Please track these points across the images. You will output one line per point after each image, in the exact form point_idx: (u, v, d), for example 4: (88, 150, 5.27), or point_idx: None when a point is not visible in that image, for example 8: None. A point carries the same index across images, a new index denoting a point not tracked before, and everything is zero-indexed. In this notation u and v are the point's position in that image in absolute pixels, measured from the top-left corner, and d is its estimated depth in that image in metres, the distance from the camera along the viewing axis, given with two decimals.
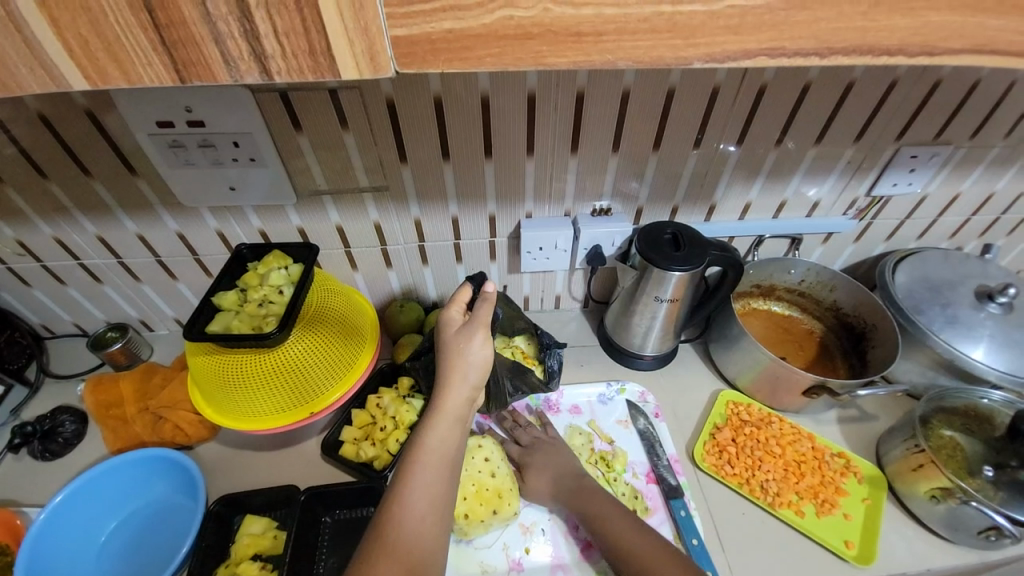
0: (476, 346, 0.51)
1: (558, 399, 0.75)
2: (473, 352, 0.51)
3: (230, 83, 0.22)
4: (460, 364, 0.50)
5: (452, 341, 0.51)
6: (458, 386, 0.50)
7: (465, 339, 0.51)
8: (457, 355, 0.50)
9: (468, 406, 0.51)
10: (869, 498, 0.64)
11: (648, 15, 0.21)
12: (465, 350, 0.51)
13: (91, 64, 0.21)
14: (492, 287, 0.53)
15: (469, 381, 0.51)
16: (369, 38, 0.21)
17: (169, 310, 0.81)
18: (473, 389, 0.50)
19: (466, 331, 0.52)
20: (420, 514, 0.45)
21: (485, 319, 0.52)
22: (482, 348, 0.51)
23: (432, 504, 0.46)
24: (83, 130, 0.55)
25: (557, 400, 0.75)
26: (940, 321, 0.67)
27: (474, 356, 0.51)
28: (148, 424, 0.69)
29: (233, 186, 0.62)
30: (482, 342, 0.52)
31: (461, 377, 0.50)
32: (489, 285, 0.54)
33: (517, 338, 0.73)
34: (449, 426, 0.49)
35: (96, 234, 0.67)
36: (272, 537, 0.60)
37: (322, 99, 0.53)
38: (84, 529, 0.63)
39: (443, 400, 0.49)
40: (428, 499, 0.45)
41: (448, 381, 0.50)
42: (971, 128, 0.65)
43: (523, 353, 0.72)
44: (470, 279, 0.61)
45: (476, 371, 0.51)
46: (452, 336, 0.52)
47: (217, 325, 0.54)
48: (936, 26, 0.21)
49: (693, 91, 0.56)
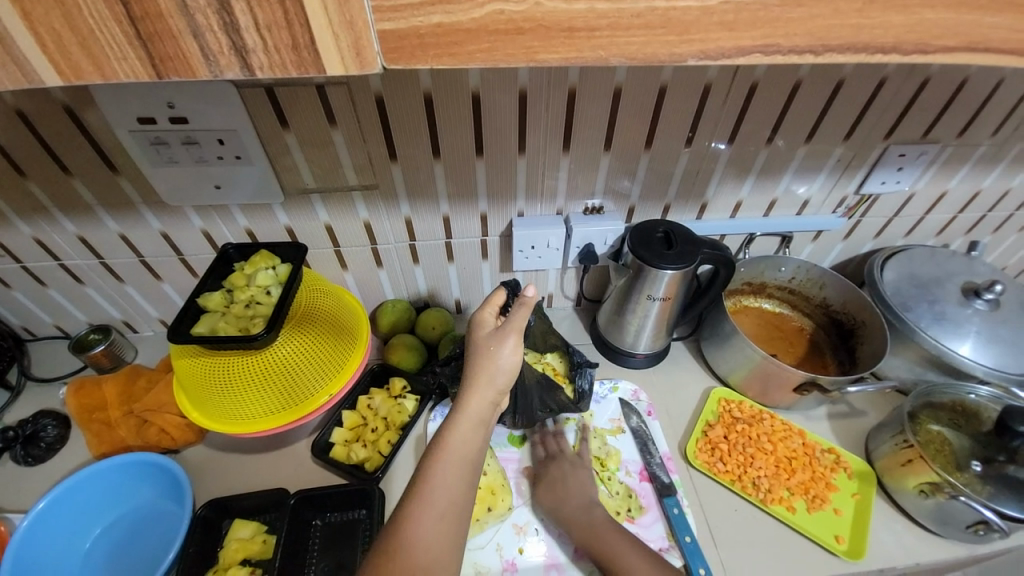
0: (508, 350, 0.52)
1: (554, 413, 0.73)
2: (504, 356, 0.52)
3: (209, 79, 0.21)
4: (488, 369, 0.51)
5: (485, 341, 0.53)
6: (485, 386, 0.51)
7: (496, 342, 0.52)
8: (488, 358, 0.52)
9: (491, 408, 0.51)
10: (858, 493, 0.65)
11: (641, 10, 0.20)
12: (495, 354, 0.52)
13: (64, 60, 0.20)
14: (534, 291, 0.54)
15: (495, 384, 0.51)
16: (354, 33, 0.20)
17: (154, 311, 0.79)
18: (497, 392, 0.51)
19: (499, 334, 0.53)
20: (440, 511, 0.45)
21: (518, 325, 0.53)
22: (512, 354, 0.52)
23: (451, 502, 0.45)
24: (62, 127, 0.53)
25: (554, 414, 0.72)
26: (928, 318, 0.68)
27: (504, 360, 0.52)
28: (132, 428, 0.68)
29: (219, 185, 0.60)
30: (513, 346, 0.52)
31: (487, 381, 0.51)
32: (528, 288, 0.54)
33: (548, 354, 0.74)
34: (473, 427, 0.49)
35: (77, 234, 0.65)
36: (261, 542, 0.59)
37: (309, 96, 0.52)
38: (67, 537, 0.61)
39: (467, 401, 0.50)
40: (449, 496, 0.45)
41: (473, 383, 0.51)
42: (959, 126, 0.66)
43: (554, 371, 0.72)
44: (505, 284, 0.62)
45: (504, 375, 0.51)
46: (484, 338, 0.53)
47: (202, 327, 0.53)
48: (931, 23, 0.21)
49: (685, 89, 0.56)
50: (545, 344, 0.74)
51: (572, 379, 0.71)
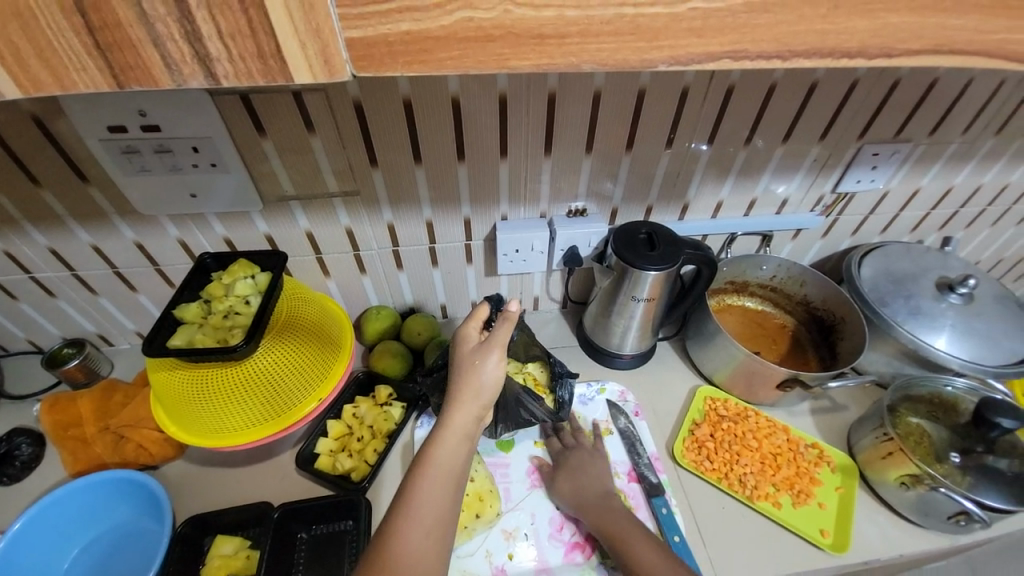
0: (491, 366, 0.51)
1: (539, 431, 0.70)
2: (486, 372, 0.51)
3: (173, 88, 0.21)
4: (472, 385, 0.50)
5: (468, 356, 0.52)
6: (469, 402, 0.50)
7: (480, 357, 0.51)
8: (472, 374, 0.51)
9: (476, 423, 0.51)
10: (841, 487, 0.66)
11: (611, 17, 0.20)
12: (478, 369, 0.51)
13: (19, 73, 0.19)
14: (517, 306, 0.52)
15: (480, 399, 0.51)
16: (321, 41, 0.20)
17: (130, 323, 0.77)
18: (482, 406, 0.50)
19: (481, 350, 0.52)
20: (425, 528, 0.45)
21: (502, 340, 0.52)
22: (496, 368, 0.51)
23: (437, 516, 0.46)
24: (29, 137, 0.52)
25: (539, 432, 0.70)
26: (904, 313, 0.69)
27: (488, 375, 0.51)
28: (109, 445, 0.66)
29: (195, 193, 0.59)
30: (497, 361, 0.51)
31: (472, 395, 0.50)
32: (512, 303, 0.53)
33: (530, 364, 0.73)
34: (458, 442, 0.49)
35: (48, 246, 0.63)
36: (244, 557, 0.58)
37: (286, 102, 0.51)
38: (42, 560, 0.59)
39: (452, 416, 0.49)
40: (434, 513, 0.45)
41: (459, 398, 0.50)
42: (930, 125, 0.67)
43: (534, 381, 0.71)
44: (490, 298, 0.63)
45: (488, 390, 0.51)
46: (467, 353, 0.52)
47: (179, 339, 0.51)
48: (895, 28, 0.21)
49: (664, 91, 0.56)
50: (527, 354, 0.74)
51: (553, 389, 0.70)
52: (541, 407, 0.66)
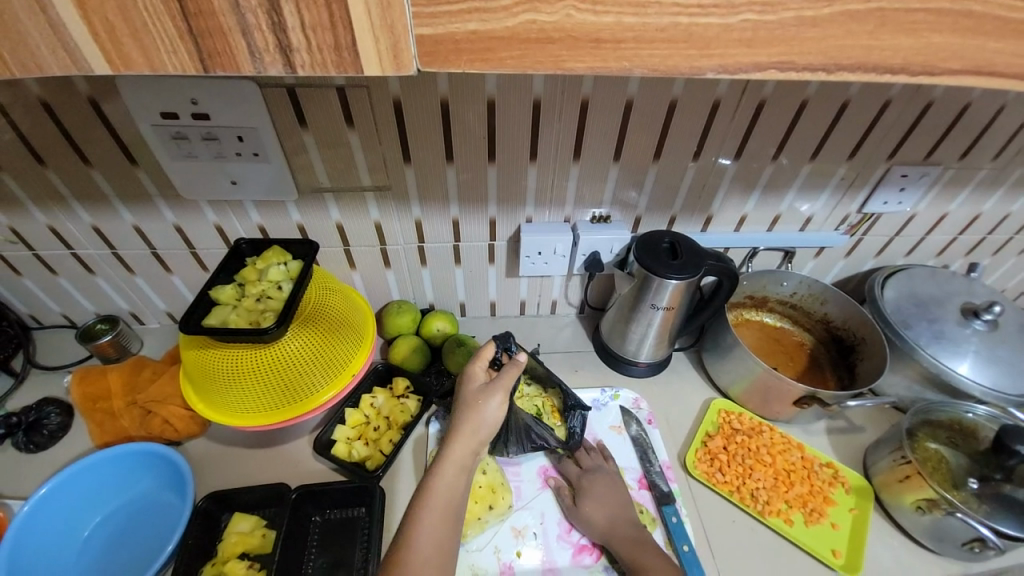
0: (493, 406, 0.54)
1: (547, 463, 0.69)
2: (489, 411, 0.54)
3: (252, 75, 0.22)
4: (474, 419, 0.53)
5: (472, 396, 0.55)
6: (468, 437, 0.53)
7: (484, 397, 0.55)
8: (473, 412, 0.54)
9: (474, 457, 0.53)
10: (855, 508, 0.65)
11: (666, 25, 0.21)
12: (481, 408, 0.54)
13: (116, 51, 0.21)
14: (526, 355, 0.59)
15: (479, 434, 0.53)
16: (394, 36, 0.21)
17: (161, 304, 0.80)
18: (480, 442, 0.53)
19: (487, 391, 0.55)
20: (424, 560, 0.46)
21: (506, 383, 0.56)
22: (497, 410, 0.54)
23: (437, 545, 0.48)
24: (86, 118, 0.55)
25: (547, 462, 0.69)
26: (927, 336, 0.69)
27: (490, 414, 0.54)
28: (135, 418, 0.68)
29: (235, 180, 0.62)
30: (498, 403, 0.55)
31: (472, 430, 0.53)
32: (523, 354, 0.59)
33: (550, 391, 0.72)
34: (456, 474, 0.52)
35: (91, 224, 0.66)
36: (260, 536, 0.60)
37: (328, 96, 0.54)
38: (67, 523, 0.61)
39: (451, 448, 0.52)
40: (433, 542, 0.47)
41: (460, 431, 0.53)
42: (960, 149, 0.67)
43: (547, 407, 0.71)
44: (498, 337, 0.63)
45: (488, 427, 0.54)
46: (473, 391, 0.56)
47: (214, 319, 0.53)
48: (937, 47, 0.22)
49: (694, 104, 0.57)
50: (546, 377, 0.72)
51: (564, 419, 0.69)
52: (552, 433, 0.65)
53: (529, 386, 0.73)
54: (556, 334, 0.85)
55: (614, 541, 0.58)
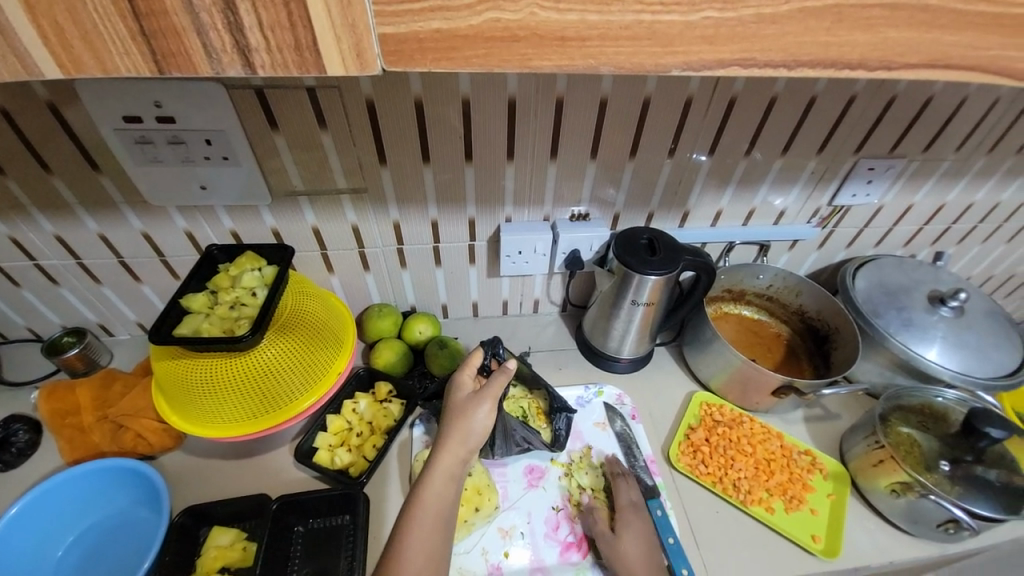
0: (481, 415, 0.55)
1: (541, 466, 0.68)
2: (477, 419, 0.55)
3: (211, 76, 0.22)
4: (463, 428, 0.54)
5: (461, 405, 0.55)
6: (456, 446, 0.53)
7: (474, 405, 0.55)
8: (463, 419, 0.54)
9: (462, 465, 0.53)
10: (833, 494, 0.67)
11: (629, 23, 0.21)
12: (470, 416, 0.54)
13: (65, 53, 0.20)
14: (514, 363, 0.59)
15: (467, 443, 0.54)
16: (356, 35, 0.21)
17: (131, 314, 0.77)
18: (468, 451, 0.53)
19: (474, 400, 0.56)
20: (416, 569, 0.46)
21: (494, 392, 0.57)
22: (487, 417, 0.55)
23: (428, 554, 0.47)
24: (42, 123, 0.52)
25: (540, 467, 0.68)
26: (897, 324, 0.71)
27: (478, 422, 0.54)
28: (107, 434, 0.66)
29: (204, 185, 0.60)
30: (488, 410, 0.56)
31: (461, 439, 0.53)
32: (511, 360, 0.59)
33: (534, 392, 0.72)
34: (445, 483, 0.52)
35: (54, 233, 0.64)
36: (240, 549, 0.58)
37: (299, 97, 0.53)
38: (35, 547, 0.58)
39: (440, 456, 0.52)
40: (424, 552, 0.47)
41: (449, 438, 0.53)
42: (924, 141, 0.69)
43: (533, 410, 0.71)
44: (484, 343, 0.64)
45: (476, 436, 0.54)
46: (461, 400, 0.56)
47: (186, 327, 0.52)
48: (894, 42, 0.23)
49: (668, 100, 0.58)
50: (531, 376, 0.72)
51: (549, 421, 0.69)
52: (538, 436, 0.65)
53: (515, 387, 0.73)
54: (527, 334, 0.85)
55: (602, 540, 0.59)
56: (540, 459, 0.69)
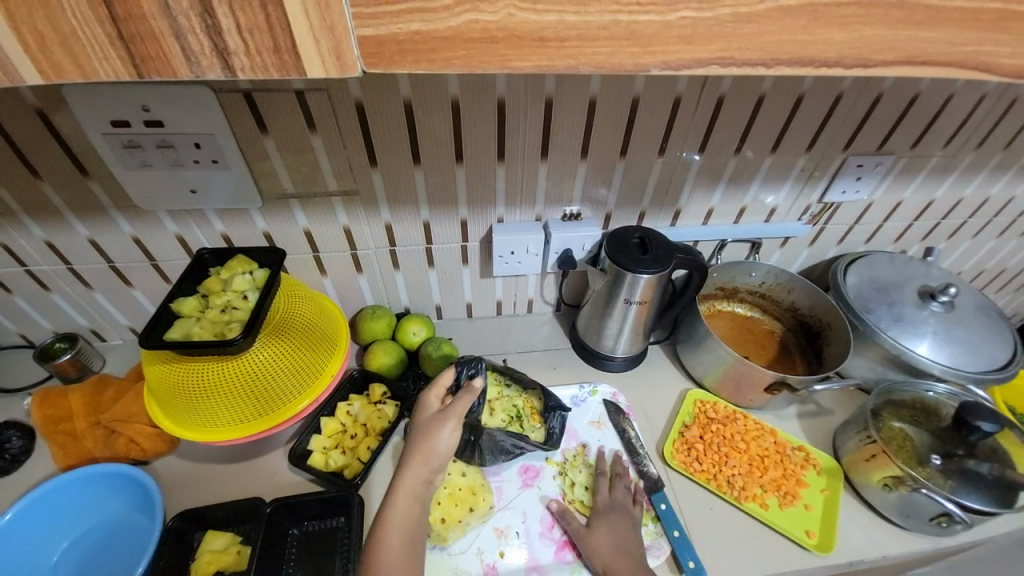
0: (444, 435, 0.54)
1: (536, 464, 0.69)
2: (440, 440, 0.54)
3: (191, 80, 0.22)
4: (425, 449, 0.54)
5: (424, 425, 0.56)
6: (419, 467, 0.53)
7: (436, 426, 0.55)
8: (426, 441, 0.54)
9: (426, 485, 0.54)
10: (827, 489, 0.68)
11: (607, 23, 0.21)
12: (432, 438, 0.54)
13: (44, 59, 0.20)
14: (480, 382, 0.58)
15: (430, 463, 0.54)
16: (335, 38, 0.21)
17: (123, 319, 0.77)
18: (431, 472, 0.53)
19: (437, 420, 0.56)
20: None
21: (458, 411, 0.56)
22: (449, 438, 0.55)
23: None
24: (29, 128, 0.52)
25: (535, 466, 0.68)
26: (887, 319, 0.71)
27: (441, 443, 0.54)
28: (99, 440, 0.66)
29: (195, 189, 0.60)
30: (451, 431, 0.55)
31: (423, 460, 0.53)
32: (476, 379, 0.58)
33: (526, 392, 0.72)
34: (409, 504, 0.52)
35: (44, 239, 0.64)
36: (234, 553, 0.58)
37: (288, 100, 0.53)
38: (27, 557, 0.58)
39: (403, 479, 0.53)
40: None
41: (411, 459, 0.54)
42: (912, 138, 0.70)
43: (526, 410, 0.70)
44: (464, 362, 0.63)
45: (439, 457, 0.54)
46: (425, 421, 0.56)
47: (176, 333, 0.52)
48: (870, 39, 0.23)
49: (657, 99, 0.58)
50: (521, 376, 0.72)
51: (542, 420, 0.70)
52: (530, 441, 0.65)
53: (509, 387, 0.72)
54: (514, 333, 0.85)
55: (597, 541, 0.59)
56: (534, 459, 0.69)
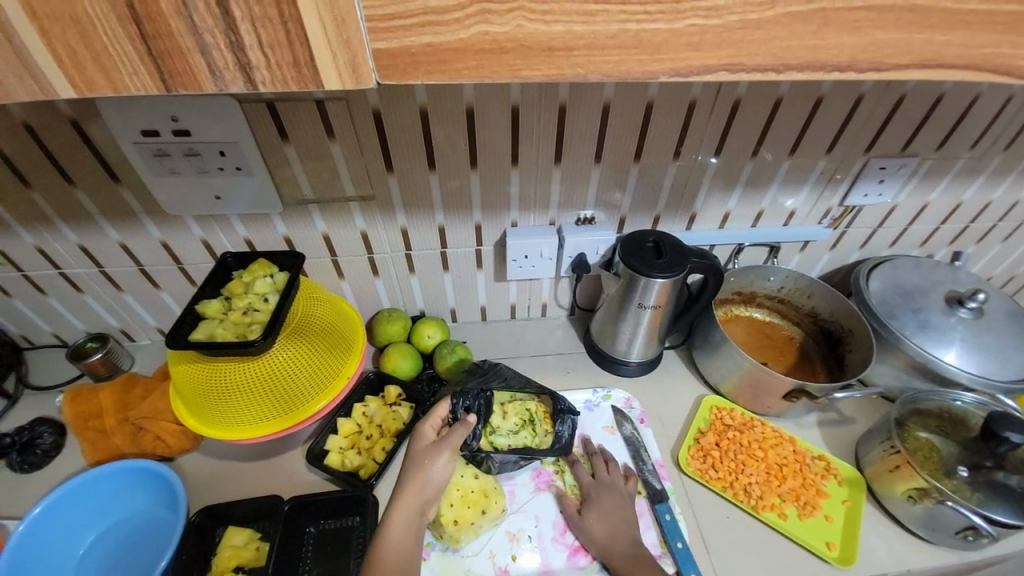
0: (438, 466, 0.57)
1: (543, 473, 0.68)
2: (434, 471, 0.57)
3: (215, 92, 0.23)
4: (419, 478, 0.56)
5: (419, 456, 0.58)
6: (412, 498, 0.55)
7: (431, 456, 0.58)
8: (420, 470, 0.57)
9: (419, 516, 0.55)
10: (848, 500, 0.66)
11: (615, 32, 0.22)
12: (427, 467, 0.57)
13: (80, 75, 0.21)
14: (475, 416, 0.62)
15: (424, 494, 0.56)
16: (351, 51, 0.22)
17: (151, 320, 0.80)
18: (424, 502, 0.55)
19: (432, 451, 0.58)
20: None
21: (453, 442, 0.59)
22: (443, 469, 0.57)
23: None
24: (66, 138, 0.55)
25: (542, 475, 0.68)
26: (912, 326, 0.69)
27: (434, 473, 0.57)
28: (128, 436, 0.68)
29: (219, 196, 0.62)
30: (446, 462, 0.58)
31: (416, 489, 0.55)
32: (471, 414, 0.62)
33: (527, 398, 0.70)
34: (403, 533, 0.54)
35: (78, 243, 0.67)
36: (254, 549, 0.60)
37: (309, 109, 0.54)
38: (57, 549, 0.61)
39: (396, 508, 0.55)
40: None
41: (405, 489, 0.56)
42: (937, 139, 0.68)
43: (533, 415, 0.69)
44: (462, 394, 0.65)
45: (433, 488, 0.56)
46: (420, 451, 0.59)
47: (201, 333, 0.54)
48: (883, 43, 0.23)
49: (671, 103, 0.58)
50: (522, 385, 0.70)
51: (553, 425, 0.69)
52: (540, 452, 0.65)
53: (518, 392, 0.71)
54: (529, 337, 0.85)
55: (609, 551, 0.58)
56: (547, 464, 0.69)
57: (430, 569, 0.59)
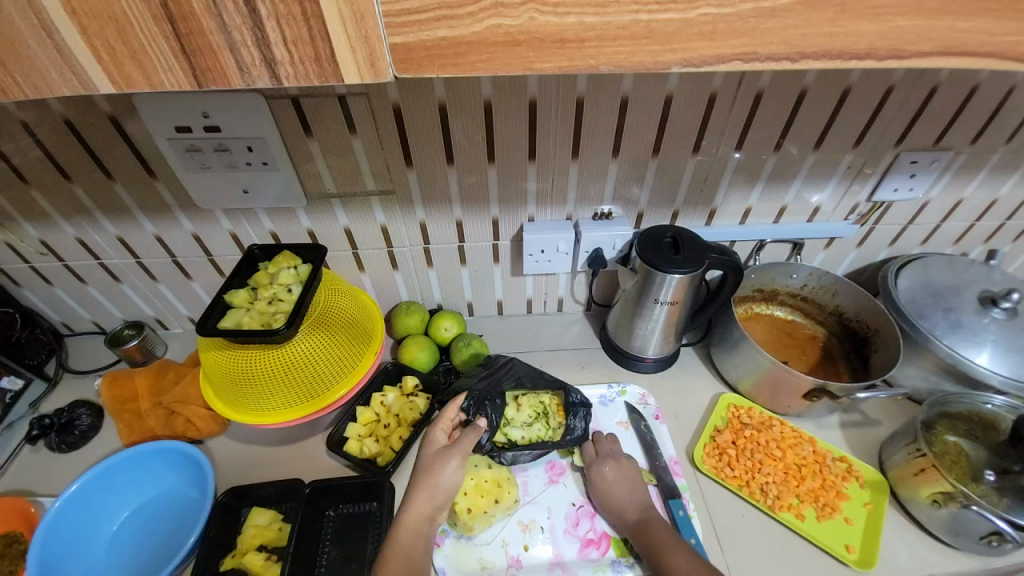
0: (449, 472, 0.58)
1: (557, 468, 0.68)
2: (445, 477, 0.58)
3: (242, 87, 0.24)
4: (429, 485, 0.57)
5: (430, 463, 0.59)
6: (425, 502, 0.56)
7: (442, 462, 0.59)
8: (431, 476, 0.57)
9: (429, 522, 0.56)
10: (870, 503, 0.64)
11: (626, 23, 0.22)
12: (437, 472, 0.58)
13: (118, 70, 0.23)
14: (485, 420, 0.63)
15: (434, 499, 0.57)
16: (369, 46, 0.23)
17: (183, 309, 0.83)
18: (434, 508, 0.56)
19: (444, 456, 0.59)
20: None
21: (464, 448, 0.60)
22: (454, 474, 0.58)
23: None
24: (105, 134, 0.58)
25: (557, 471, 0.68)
26: (943, 326, 0.66)
27: (445, 480, 0.57)
28: (161, 419, 0.72)
29: (246, 189, 0.64)
30: (456, 468, 0.58)
31: (428, 495, 0.56)
32: (481, 418, 0.63)
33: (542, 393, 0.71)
34: (413, 536, 0.55)
35: (116, 234, 0.70)
36: (277, 529, 0.62)
37: (332, 105, 0.56)
38: (92, 523, 0.64)
39: (408, 511, 0.56)
40: None
41: (416, 494, 0.57)
42: (972, 132, 0.65)
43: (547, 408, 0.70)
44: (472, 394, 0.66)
45: (444, 494, 0.57)
46: (432, 455, 0.60)
47: (228, 322, 0.56)
48: (904, 30, 0.22)
49: (691, 96, 0.57)
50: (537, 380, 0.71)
51: (565, 417, 0.69)
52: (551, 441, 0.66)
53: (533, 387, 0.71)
54: (545, 332, 0.86)
55: None
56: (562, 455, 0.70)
57: (444, 554, 0.60)
